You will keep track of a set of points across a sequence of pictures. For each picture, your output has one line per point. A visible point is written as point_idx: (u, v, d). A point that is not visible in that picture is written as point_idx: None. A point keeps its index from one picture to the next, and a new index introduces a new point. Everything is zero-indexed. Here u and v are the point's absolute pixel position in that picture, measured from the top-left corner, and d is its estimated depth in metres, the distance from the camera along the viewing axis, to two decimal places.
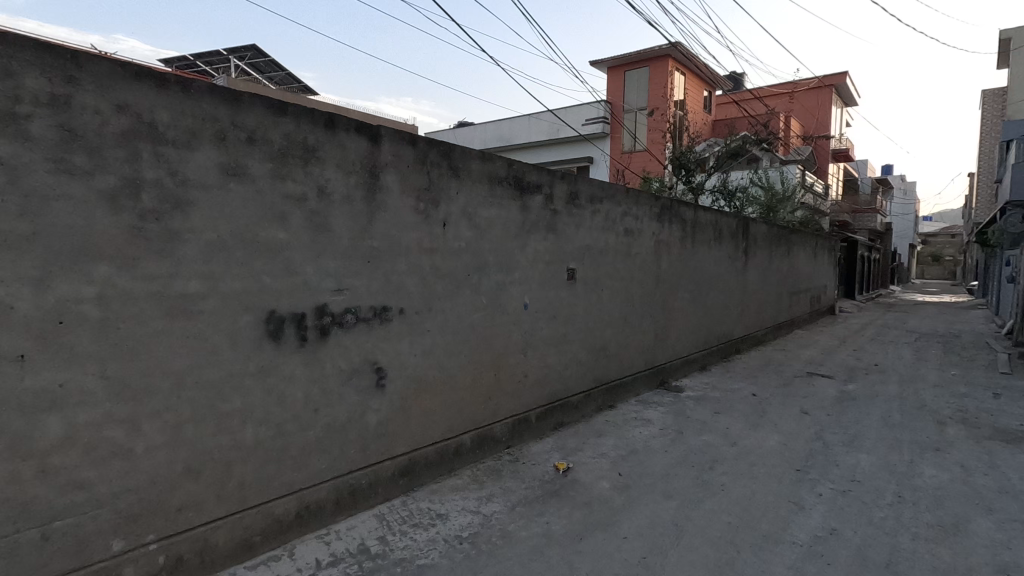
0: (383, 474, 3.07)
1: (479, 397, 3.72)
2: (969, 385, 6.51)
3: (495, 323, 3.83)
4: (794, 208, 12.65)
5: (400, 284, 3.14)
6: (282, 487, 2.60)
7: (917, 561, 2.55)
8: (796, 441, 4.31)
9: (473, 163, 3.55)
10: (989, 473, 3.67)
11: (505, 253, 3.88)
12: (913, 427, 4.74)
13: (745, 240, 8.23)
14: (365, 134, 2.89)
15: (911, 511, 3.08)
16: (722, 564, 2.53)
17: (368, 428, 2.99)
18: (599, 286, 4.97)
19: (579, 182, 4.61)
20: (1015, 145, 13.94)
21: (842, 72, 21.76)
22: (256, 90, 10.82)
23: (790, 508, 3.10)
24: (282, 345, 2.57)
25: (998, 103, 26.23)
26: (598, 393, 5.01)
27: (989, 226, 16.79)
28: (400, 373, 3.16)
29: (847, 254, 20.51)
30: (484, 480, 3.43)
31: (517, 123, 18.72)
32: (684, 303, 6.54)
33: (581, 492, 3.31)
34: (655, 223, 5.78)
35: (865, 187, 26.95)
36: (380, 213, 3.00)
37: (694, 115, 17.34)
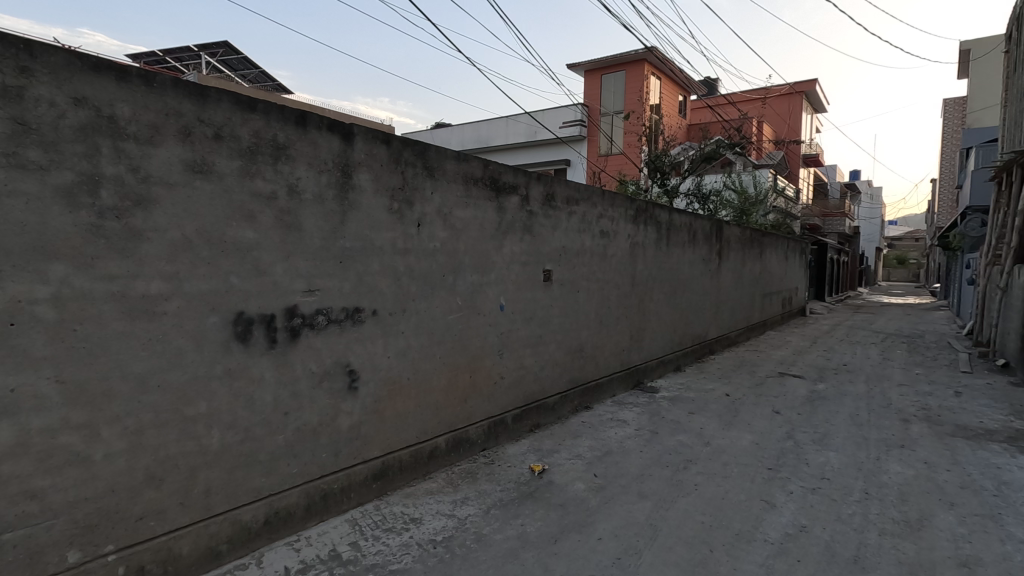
0: (355, 478, 3.01)
1: (454, 399, 3.69)
2: (933, 384, 6.70)
3: (471, 324, 3.80)
4: (766, 211, 12.89)
5: (373, 284, 3.09)
6: (250, 492, 2.53)
7: (884, 556, 2.61)
8: (767, 440, 4.38)
9: (448, 162, 3.53)
10: (951, 469, 3.78)
11: (481, 253, 3.86)
12: (879, 426, 4.85)
13: (719, 243, 8.36)
14: (337, 132, 2.85)
15: (877, 507, 3.16)
16: (694, 563, 2.54)
17: (340, 432, 2.93)
18: (575, 288, 4.98)
19: (556, 183, 4.62)
20: (974, 152, 14.47)
21: (812, 78, 22.25)
22: (230, 88, 10.69)
23: (761, 506, 3.15)
24: (250, 347, 2.50)
25: (959, 112, 27.21)
26: (574, 394, 5.03)
27: (951, 230, 17.40)
28: (373, 376, 3.11)
29: (817, 257, 20.99)
30: (459, 482, 3.40)
31: (495, 125, 18.73)
32: (659, 304, 6.61)
33: (556, 493, 3.30)
34: (631, 225, 5.82)
35: (834, 192, 27.65)
36: (353, 213, 2.95)
37: (670, 119, 17.53)
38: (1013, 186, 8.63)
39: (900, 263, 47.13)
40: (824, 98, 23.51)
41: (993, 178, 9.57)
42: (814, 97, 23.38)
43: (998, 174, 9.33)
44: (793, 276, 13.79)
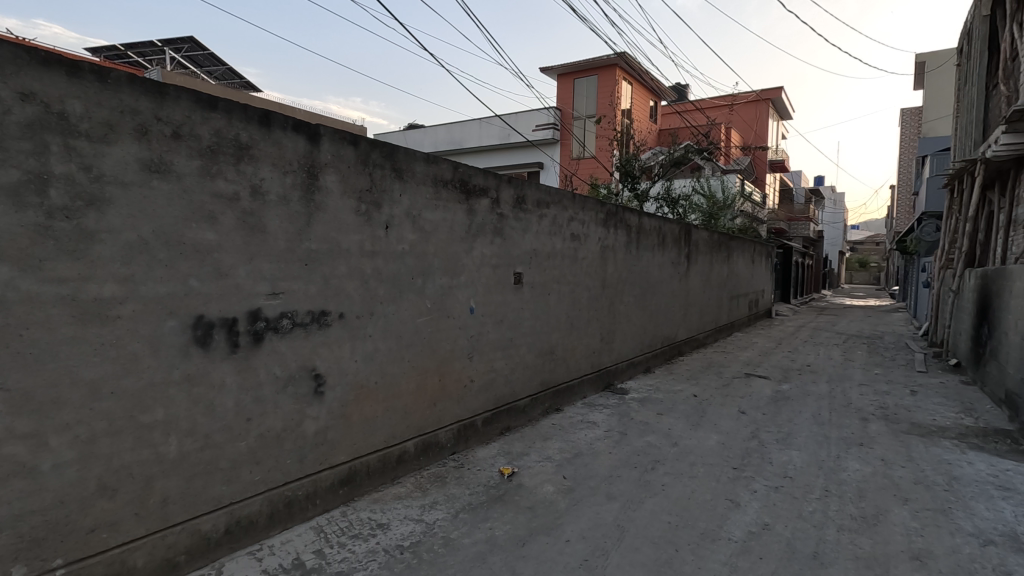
0: (322, 484, 2.96)
1: (424, 404, 3.67)
2: (891, 383, 6.95)
3: (440, 327, 3.78)
4: (733, 215, 13.19)
5: (340, 287, 3.05)
6: (211, 501, 2.46)
7: (841, 551, 2.69)
8: (733, 440, 4.47)
9: (417, 164, 3.50)
10: (906, 465, 3.93)
11: (450, 256, 3.84)
12: (839, 424, 5.00)
13: (688, 246, 8.51)
14: (303, 132, 2.80)
15: (836, 503, 3.26)
16: (660, 564, 2.57)
17: (306, 437, 2.88)
18: (546, 291, 5.01)
19: (526, 186, 4.63)
20: (930, 159, 15.06)
21: (777, 86, 22.87)
22: (194, 84, 10.38)
23: (726, 505, 3.21)
24: (210, 352, 2.43)
25: (915, 122, 28.35)
26: (545, 397, 5.05)
27: (908, 235, 18.10)
28: (340, 380, 3.07)
29: (783, 261, 21.57)
30: (427, 487, 3.37)
31: (468, 126, 18.69)
32: (629, 306, 6.68)
33: (525, 496, 3.30)
34: (601, 229, 5.88)
35: (799, 197, 28.49)
36: (319, 214, 2.90)
37: (641, 123, 17.76)
38: (965, 193, 9.02)
39: (862, 266, 48.77)
40: (789, 105, 24.17)
41: (945, 186, 10.02)
42: (779, 104, 24.00)
43: (950, 182, 9.78)
44: (760, 279, 14.14)
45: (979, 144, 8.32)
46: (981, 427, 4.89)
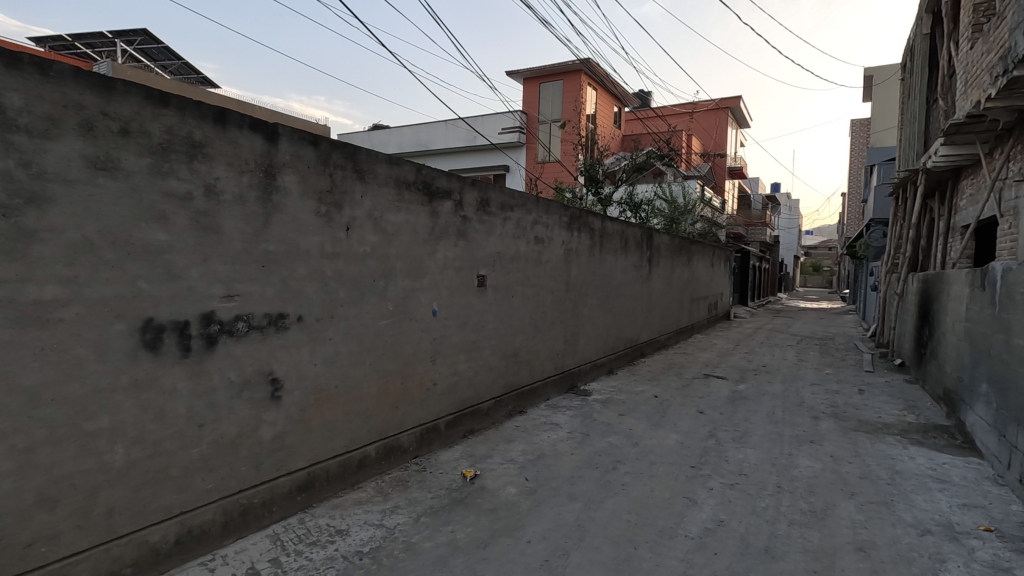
0: (279, 491, 2.89)
1: (386, 407, 3.63)
2: (841, 382, 7.26)
3: (402, 330, 3.75)
4: (693, 220, 13.54)
5: (299, 290, 2.99)
6: (160, 511, 2.38)
7: (791, 544, 2.79)
8: (691, 439, 4.58)
9: (379, 166, 3.47)
10: (854, 461, 4.11)
11: (413, 258, 3.82)
12: (792, 423, 5.19)
13: (650, 249, 8.69)
14: (260, 131, 2.74)
15: (788, 499, 3.38)
16: (620, 561, 2.62)
17: (262, 443, 2.81)
18: (510, 293, 5.03)
19: (490, 189, 4.65)
20: (878, 169, 15.80)
21: (736, 96, 23.61)
22: (148, 78, 9.96)
23: (684, 504, 3.28)
24: (161, 356, 2.35)
25: (863, 134, 29.75)
26: (508, 399, 5.06)
27: (857, 241, 18.96)
28: (298, 384, 3.01)
29: (741, 265, 22.23)
30: (389, 491, 3.34)
31: (434, 128, 18.58)
32: (592, 309, 6.77)
33: (488, 498, 3.31)
34: (565, 232, 5.94)
35: (756, 203, 29.45)
36: (277, 215, 2.84)
37: (606, 128, 18.02)
38: (909, 201, 9.50)
39: (815, 270, 50.79)
40: (747, 114, 24.98)
41: (891, 194, 10.55)
42: (738, 113, 24.73)
43: (895, 191, 10.29)
44: (719, 282, 14.55)
45: (920, 155, 8.78)
46: (922, 424, 5.16)
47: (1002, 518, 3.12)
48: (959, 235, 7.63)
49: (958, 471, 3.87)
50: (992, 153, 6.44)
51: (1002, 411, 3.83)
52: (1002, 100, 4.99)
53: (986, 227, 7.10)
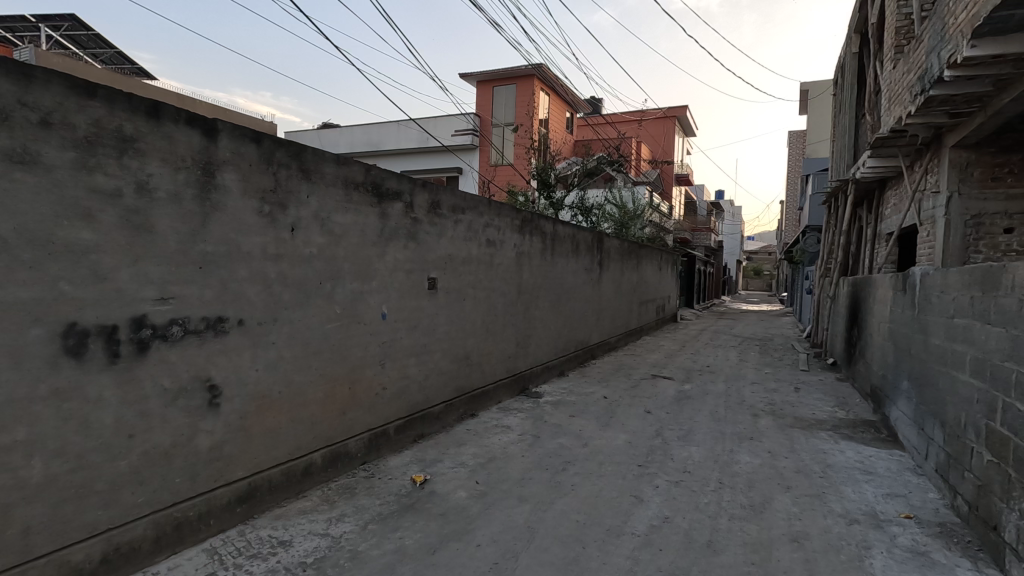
0: (216, 503, 2.76)
1: (332, 413, 3.54)
2: (779, 381, 7.61)
3: (350, 333, 3.67)
4: (642, 225, 13.88)
5: (239, 292, 2.87)
6: (84, 528, 2.23)
7: (732, 538, 2.90)
8: (639, 439, 4.69)
9: (326, 165, 3.39)
10: (790, 456, 4.31)
11: (362, 260, 3.75)
12: (734, 420, 5.39)
13: (600, 253, 8.84)
14: (198, 127, 2.63)
15: (729, 494, 3.51)
16: (568, 561, 2.65)
17: (199, 453, 2.68)
18: (462, 296, 5.01)
19: (441, 191, 4.62)
20: (813, 180, 16.68)
21: (683, 105, 24.44)
22: (76, 67, 9.32)
23: (631, 502, 3.36)
24: (85, 363, 2.21)
25: (799, 145, 31.39)
26: (459, 402, 5.03)
27: (794, 247, 19.95)
28: (239, 391, 2.89)
29: (687, 268, 22.96)
30: (335, 499, 3.25)
31: (386, 128, 18.28)
32: (544, 312, 6.82)
33: (437, 503, 3.28)
34: (517, 235, 5.97)
35: (702, 209, 30.53)
36: (216, 214, 2.72)
37: (558, 133, 18.23)
38: (841, 209, 10.07)
39: (756, 273, 53.07)
40: (692, 123, 25.90)
41: (825, 203, 11.16)
42: (684, 122, 25.59)
43: (828, 199, 10.90)
44: (666, 285, 14.97)
45: (850, 166, 9.33)
46: (851, 419, 5.48)
47: (920, 505, 3.35)
48: (884, 241, 8.16)
49: (883, 463, 4.14)
50: (912, 165, 6.92)
51: (921, 406, 4.12)
52: (921, 117, 5.37)
53: (907, 235, 7.62)
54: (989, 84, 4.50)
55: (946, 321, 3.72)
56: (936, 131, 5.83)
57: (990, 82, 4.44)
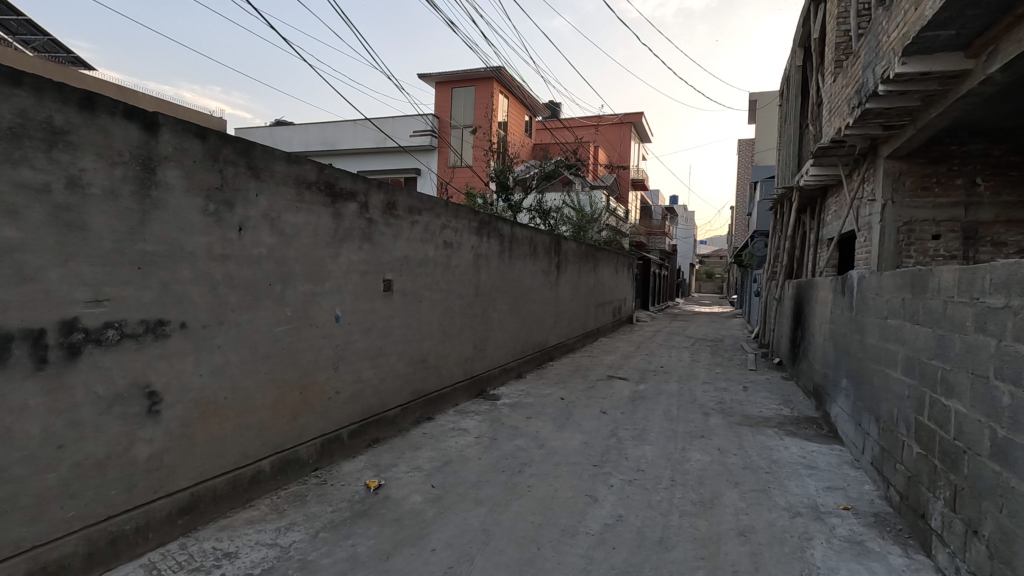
0: (156, 516, 2.63)
1: (282, 419, 3.43)
2: (729, 380, 7.87)
3: (302, 336, 3.57)
4: (599, 228, 14.10)
5: (182, 294, 2.75)
6: (6, 545, 2.08)
7: (682, 534, 2.97)
8: (594, 439, 4.76)
9: (277, 164, 3.30)
10: (738, 453, 4.47)
11: (314, 261, 3.65)
12: (685, 419, 5.54)
13: (558, 256, 8.93)
14: (137, 120, 2.51)
15: (680, 491, 3.60)
16: (523, 562, 2.65)
17: (136, 463, 2.55)
18: (418, 298, 4.96)
19: (397, 192, 4.56)
20: (761, 187, 17.36)
21: (639, 111, 24.99)
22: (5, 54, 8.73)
23: (586, 501, 3.40)
24: (7, 369, 2.06)
25: (748, 153, 32.64)
26: (415, 406, 4.97)
27: (744, 251, 20.70)
28: (181, 397, 2.76)
29: (643, 271, 23.46)
30: (285, 508, 3.15)
31: (342, 127, 17.92)
32: (501, 314, 6.82)
33: (392, 508, 3.22)
34: (474, 237, 5.95)
35: (657, 214, 31.31)
36: (157, 212, 2.60)
37: (516, 136, 18.31)
38: (787, 215, 10.51)
39: (708, 276, 54.81)
40: (648, 129, 26.53)
41: (771, 208, 11.62)
42: (640, 128, 26.16)
43: (775, 205, 11.35)
44: (622, 288, 15.25)
45: (795, 174, 9.75)
46: (795, 416, 5.72)
47: (857, 497, 3.54)
48: (825, 246, 8.57)
49: (823, 457, 4.34)
50: (850, 174, 7.30)
51: (858, 402, 4.35)
52: (858, 129, 5.67)
53: (846, 240, 8.03)
54: (918, 99, 4.80)
55: (881, 322, 3.93)
56: (872, 142, 6.17)
57: (919, 97, 4.73)
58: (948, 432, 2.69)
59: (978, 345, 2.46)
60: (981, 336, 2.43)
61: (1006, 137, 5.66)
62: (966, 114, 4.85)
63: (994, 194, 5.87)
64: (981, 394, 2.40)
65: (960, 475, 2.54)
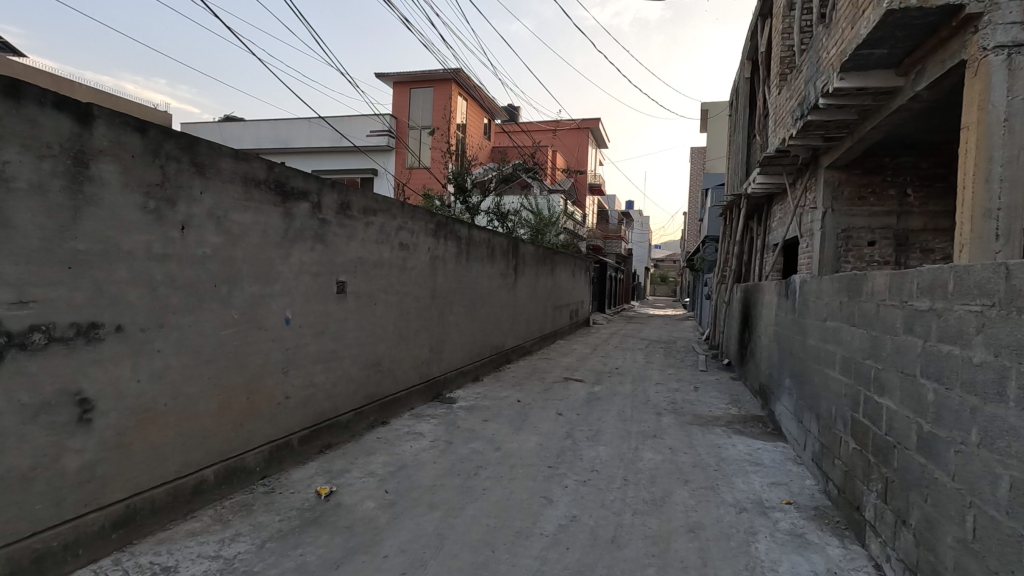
0: (87, 530, 2.48)
1: (227, 426, 3.30)
2: (681, 381, 8.08)
3: (249, 340, 3.44)
4: (557, 232, 14.24)
5: (118, 295, 2.61)
6: None
7: (634, 532, 3.03)
8: (550, 440, 4.79)
9: (224, 161, 3.18)
10: (688, 451, 4.59)
11: (263, 262, 3.53)
12: (638, 419, 5.66)
13: (516, 258, 8.97)
14: (69, 111, 2.37)
15: (633, 490, 3.67)
16: (477, 566, 2.64)
17: (65, 475, 2.40)
18: (373, 301, 4.87)
19: (352, 192, 4.47)
20: (712, 194, 17.94)
21: (596, 117, 25.42)
22: None
23: (540, 503, 3.41)
24: None
25: (700, 160, 33.72)
26: (369, 410, 4.87)
27: (695, 256, 21.32)
28: (116, 404, 2.62)
29: (599, 274, 23.83)
30: (230, 518, 3.03)
31: (296, 125, 17.46)
32: (458, 317, 6.79)
33: (343, 515, 3.15)
34: (431, 239, 5.90)
35: (614, 218, 31.90)
36: (91, 209, 2.46)
37: (475, 138, 18.29)
38: (736, 221, 10.90)
39: (662, 280, 56.23)
40: (605, 135, 27.03)
41: (722, 215, 12.02)
42: (596, 134, 26.59)
43: (725, 211, 11.75)
44: (579, 291, 15.44)
45: (743, 181, 10.12)
46: (743, 415, 5.93)
47: (799, 491, 3.69)
48: (771, 252, 8.94)
49: (768, 454, 4.52)
50: (794, 183, 7.63)
51: (800, 400, 4.54)
52: (801, 140, 5.94)
53: (790, 246, 8.39)
54: (855, 112, 5.07)
55: (820, 324, 4.13)
56: (814, 152, 6.47)
57: (856, 111, 4.99)
58: (880, 428, 2.84)
59: (907, 345, 2.62)
60: (909, 337, 2.59)
61: (933, 151, 6.04)
62: (898, 128, 5.15)
63: (924, 205, 6.22)
64: (909, 391, 2.55)
65: (891, 467, 2.69)
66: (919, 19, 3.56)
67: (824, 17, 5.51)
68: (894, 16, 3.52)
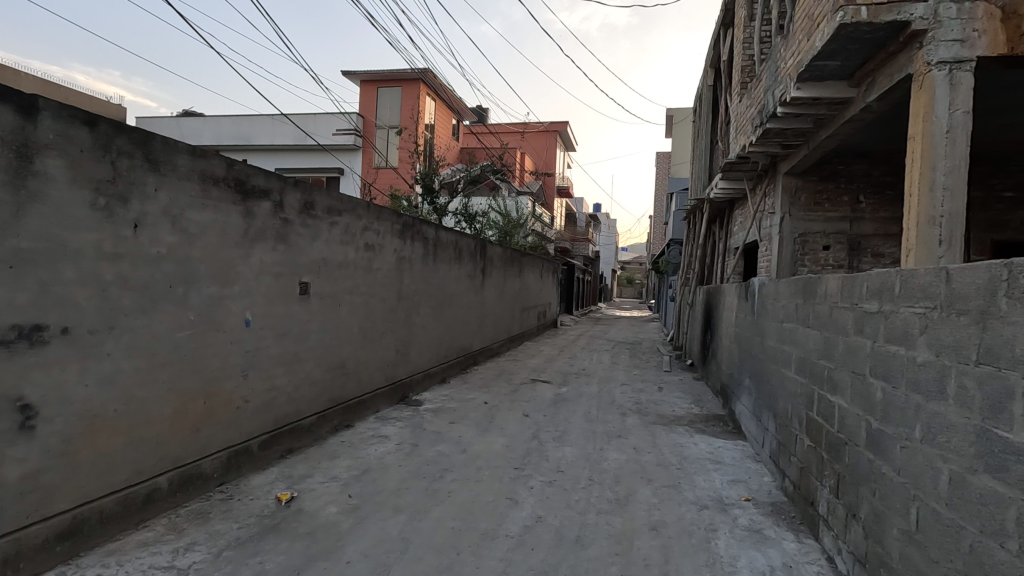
0: (29, 543, 2.35)
1: (183, 431, 3.19)
2: (645, 381, 8.22)
3: (206, 343, 3.34)
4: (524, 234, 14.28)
5: (64, 296, 2.49)
6: None
7: (598, 531, 3.07)
8: (516, 442, 4.81)
9: (180, 157, 3.07)
10: (652, 450, 4.67)
11: (221, 262, 3.43)
12: (604, 420, 5.73)
13: (483, 260, 8.96)
14: (11, 102, 2.25)
15: (597, 490, 3.71)
16: (442, 569, 2.63)
17: (4, 485, 2.28)
18: (337, 302, 4.79)
19: (315, 191, 4.38)
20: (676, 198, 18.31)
21: (564, 121, 25.64)
22: None
23: (506, 504, 3.42)
24: None
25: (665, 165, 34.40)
26: (333, 414, 4.78)
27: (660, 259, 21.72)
28: (61, 410, 2.50)
29: (567, 276, 24.03)
30: (185, 527, 2.93)
31: (258, 122, 17.04)
32: (424, 319, 6.73)
33: (304, 521, 3.08)
34: (397, 240, 5.84)
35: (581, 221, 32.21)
36: (35, 206, 2.35)
37: (443, 139, 18.19)
38: (699, 225, 11.15)
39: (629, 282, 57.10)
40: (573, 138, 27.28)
41: (685, 218, 12.28)
42: (564, 137, 26.83)
43: (689, 215, 12.00)
44: (547, 293, 15.52)
45: (706, 186, 10.36)
46: (704, 414, 6.07)
47: (757, 488, 3.80)
48: (732, 255, 9.17)
49: (728, 452, 4.63)
50: (754, 188, 7.86)
51: (758, 399, 4.68)
52: (760, 146, 6.12)
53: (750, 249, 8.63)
54: (810, 121, 5.25)
55: (778, 325, 4.26)
56: (773, 159, 6.67)
57: (811, 119, 5.18)
58: (832, 426, 2.95)
59: (857, 345, 2.73)
60: (859, 337, 2.70)
61: (883, 160, 6.31)
62: (850, 137, 5.37)
63: (875, 211, 6.48)
64: (859, 390, 2.66)
65: (842, 463, 2.80)
66: (869, 34, 3.71)
67: (781, 28, 5.70)
68: (846, 30, 3.66)
